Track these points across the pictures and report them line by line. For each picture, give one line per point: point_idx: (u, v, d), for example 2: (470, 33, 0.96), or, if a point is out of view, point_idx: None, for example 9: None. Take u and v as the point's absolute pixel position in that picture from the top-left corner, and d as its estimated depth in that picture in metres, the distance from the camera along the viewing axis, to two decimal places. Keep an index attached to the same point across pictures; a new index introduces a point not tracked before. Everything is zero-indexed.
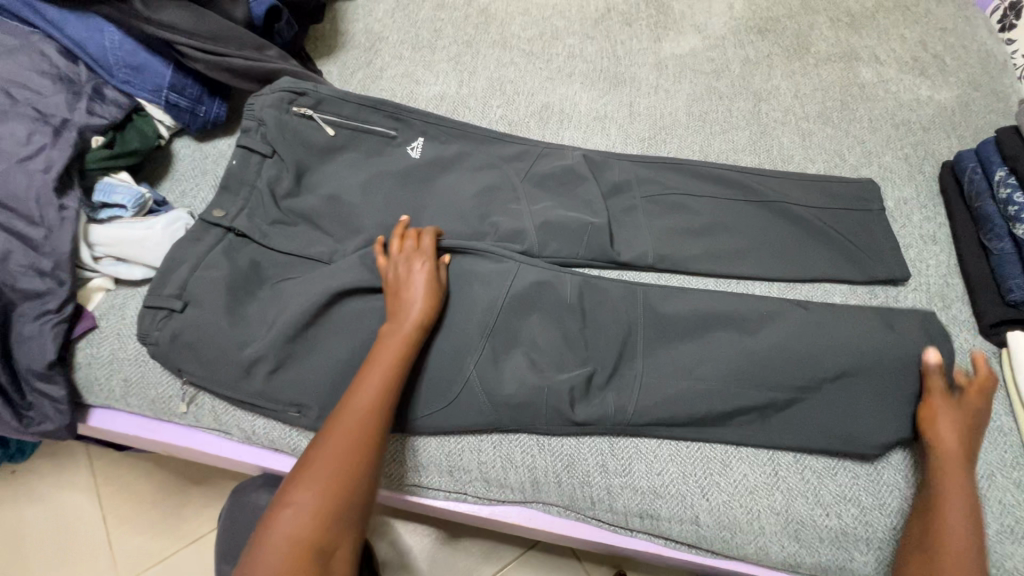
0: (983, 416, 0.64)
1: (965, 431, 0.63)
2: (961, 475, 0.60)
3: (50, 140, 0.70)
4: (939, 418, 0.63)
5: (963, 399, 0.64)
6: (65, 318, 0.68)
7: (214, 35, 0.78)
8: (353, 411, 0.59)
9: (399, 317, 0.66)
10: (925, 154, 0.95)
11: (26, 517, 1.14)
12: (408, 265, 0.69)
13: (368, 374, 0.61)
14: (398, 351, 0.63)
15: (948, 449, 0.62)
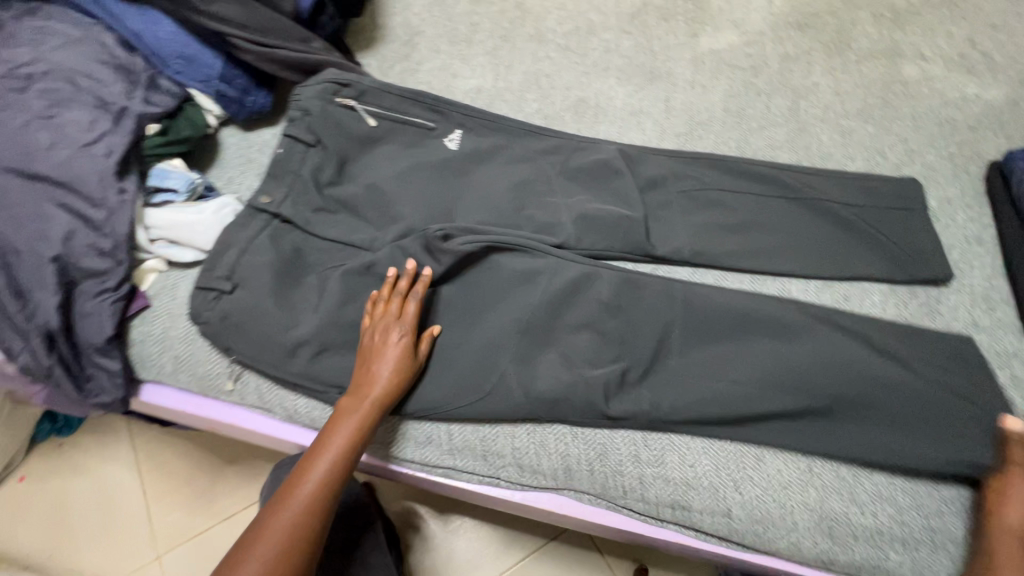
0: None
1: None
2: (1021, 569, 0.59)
3: (111, 126, 0.73)
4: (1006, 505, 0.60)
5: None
6: (122, 296, 0.71)
7: (264, 28, 0.80)
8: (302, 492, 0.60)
9: (361, 387, 0.65)
10: (971, 153, 0.92)
11: (71, 487, 1.20)
12: (383, 332, 0.67)
13: (320, 451, 0.62)
14: (353, 429, 0.63)
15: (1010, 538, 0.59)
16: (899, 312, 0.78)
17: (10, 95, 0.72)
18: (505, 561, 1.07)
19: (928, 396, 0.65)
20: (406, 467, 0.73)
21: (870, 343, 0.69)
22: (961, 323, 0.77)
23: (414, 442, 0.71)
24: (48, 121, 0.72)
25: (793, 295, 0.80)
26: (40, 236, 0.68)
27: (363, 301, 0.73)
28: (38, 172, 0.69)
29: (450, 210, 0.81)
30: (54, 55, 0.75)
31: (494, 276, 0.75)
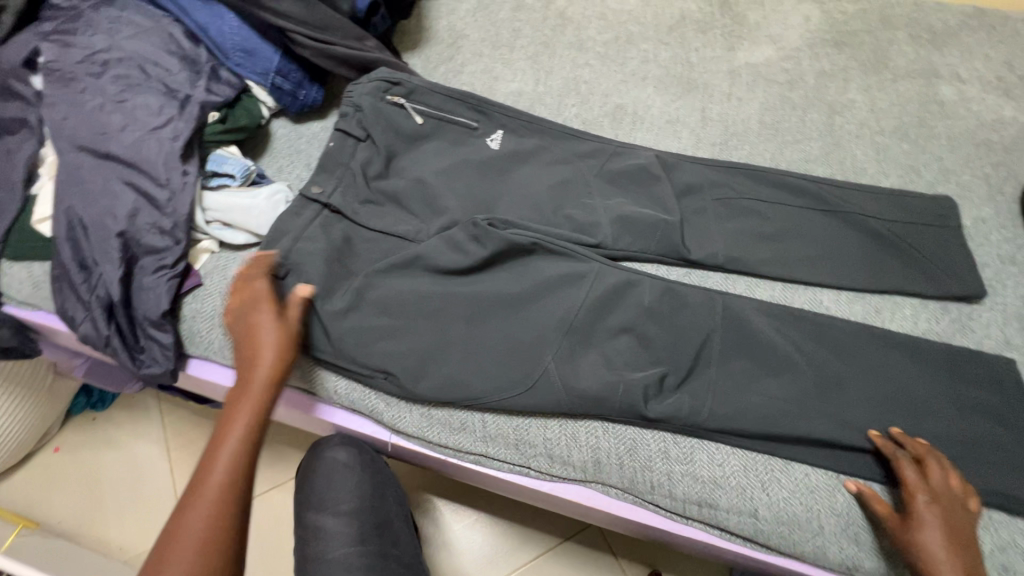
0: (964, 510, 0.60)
1: (954, 540, 0.58)
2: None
3: (177, 112, 0.77)
4: (920, 538, 0.59)
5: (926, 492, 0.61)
6: (178, 274, 0.74)
7: (322, 25, 0.85)
8: (208, 485, 0.59)
9: (250, 371, 0.66)
10: (1006, 174, 0.93)
11: (102, 460, 1.23)
12: (249, 311, 0.67)
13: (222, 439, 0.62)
14: (251, 411, 0.64)
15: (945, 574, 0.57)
16: (932, 326, 0.79)
17: (89, 80, 0.78)
18: (520, 558, 1.08)
19: (957, 416, 0.68)
20: (440, 452, 0.75)
21: (900, 361, 0.72)
22: (993, 340, 0.77)
23: (451, 428, 0.73)
24: (120, 105, 0.77)
25: (825, 304, 0.81)
26: (108, 211, 0.72)
27: (405, 289, 0.76)
28: (109, 152, 0.74)
29: (491, 206, 0.84)
30: (128, 44, 0.80)
31: (541, 275, 0.77)
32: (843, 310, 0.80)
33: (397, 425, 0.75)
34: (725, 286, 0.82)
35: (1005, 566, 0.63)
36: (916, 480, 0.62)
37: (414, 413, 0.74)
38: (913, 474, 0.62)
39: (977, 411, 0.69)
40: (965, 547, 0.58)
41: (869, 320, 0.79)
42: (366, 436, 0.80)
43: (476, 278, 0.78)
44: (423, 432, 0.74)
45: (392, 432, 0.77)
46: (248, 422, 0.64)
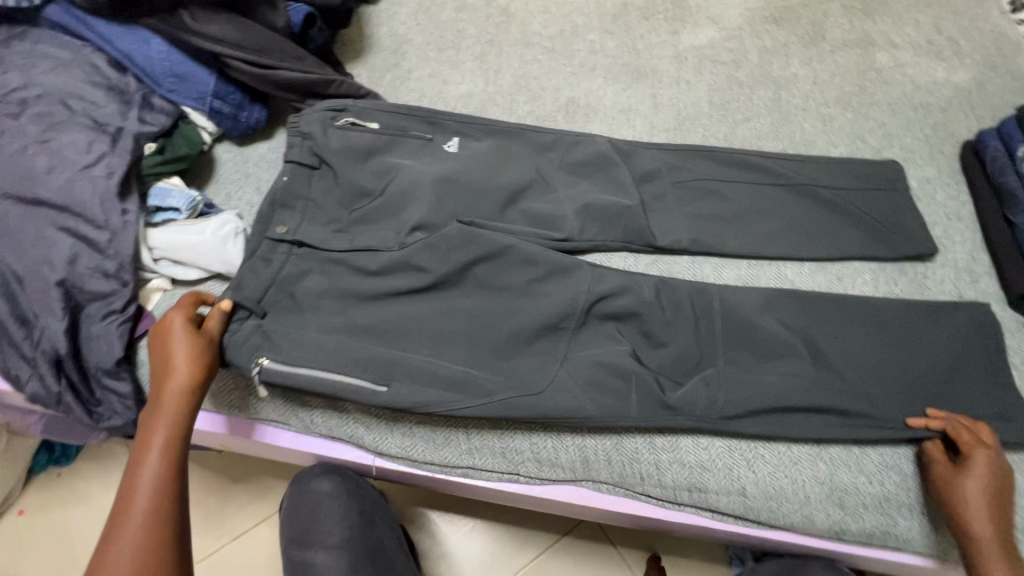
0: (999, 455, 0.64)
1: (993, 490, 0.62)
2: (997, 545, 0.60)
3: (108, 147, 0.73)
4: (967, 487, 0.62)
5: (980, 462, 0.63)
6: (129, 317, 0.70)
7: (260, 47, 0.81)
8: (145, 485, 0.58)
9: (167, 334, 0.66)
10: (945, 134, 0.97)
11: (75, 517, 1.17)
12: (169, 325, 0.66)
13: (149, 433, 0.61)
14: (167, 438, 0.61)
15: (983, 527, 0.60)
16: (891, 288, 0.81)
17: (7, 121, 0.73)
18: (519, 560, 1.07)
19: (928, 373, 0.71)
20: (426, 471, 0.73)
21: (871, 320, 0.75)
22: (948, 295, 0.80)
23: (435, 443, 0.71)
24: (44, 144, 0.72)
25: (789, 278, 0.82)
26: (44, 260, 0.68)
27: (379, 314, 0.74)
28: (37, 196, 0.70)
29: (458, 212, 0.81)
30: (47, 79, 0.76)
31: (509, 283, 0.76)
32: (807, 281, 0.82)
33: (381, 448, 0.72)
34: (693, 271, 0.82)
35: None
36: (971, 438, 0.64)
37: (406, 436, 0.72)
38: (962, 429, 0.65)
39: (950, 374, 0.72)
40: (1001, 501, 0.62)
41: (832, 288, 0.81)
42: (346, 461, 0.76)
43: (447, 293, 0.76)
44: (408, 451, 0.72)
45: (375, 455, 0.74)
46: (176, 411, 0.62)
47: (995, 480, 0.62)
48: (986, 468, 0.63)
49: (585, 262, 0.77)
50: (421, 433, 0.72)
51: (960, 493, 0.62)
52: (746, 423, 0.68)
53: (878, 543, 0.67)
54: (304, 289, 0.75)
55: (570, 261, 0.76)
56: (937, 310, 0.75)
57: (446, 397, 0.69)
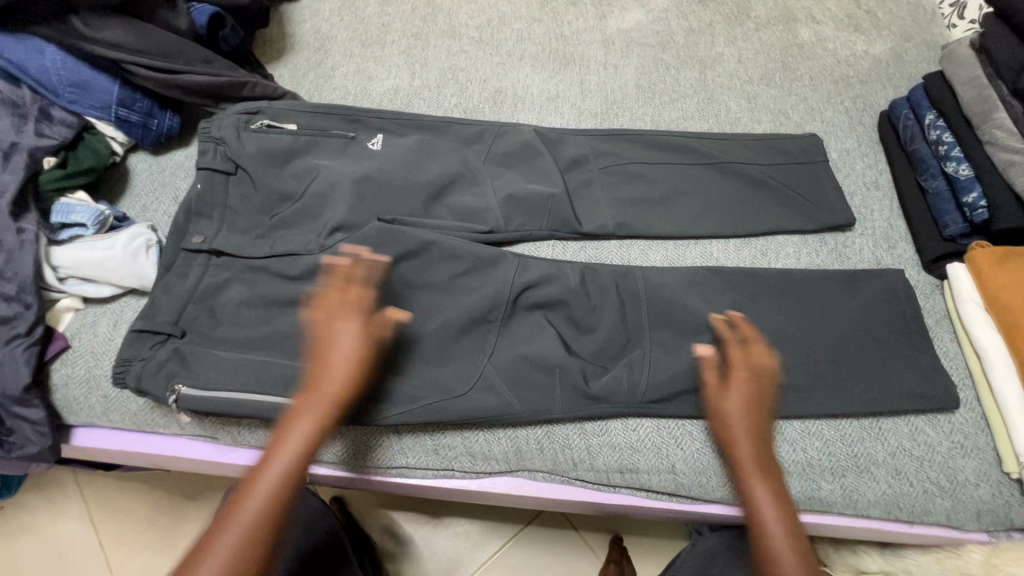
0: (762, 378, 0.62)
1: (750, 409, 0.60)
2: (762, 461, 0.59)
3: (1, 165, 0.70)
4: (724, 402, 0.61)
5: (752, 381, 0.62)
6: (36, 341, 0.67)
7: (162, 51, 0.78)
8: (250, 513, 0.51)
9: (331, 335, 0.58)
10: (864, 106, 0.99)
11: (18, 550, 1.11)
12: (337, 326, 0.59)
13: (274, 455, 0.54)
14: (291, 463, 0.54)
15: (745, 443, 0.59)
16: (814, 259, 0.83)
17: None
18: (481, 555, 1.05)
19: (843, 342, 0.74)
20: (362, 474, 0.72)
21: (791, 294, 0.77)
22: (867, 263, 0.83)
23: (368, 445, 0.70)
24: None
25: (715, 255, 0.83)
26: None
27: (302, 320, 0.72)
28: None
29: (381, 209, 0.79)
30: None
31: (436, 279, 0.75)
32: (732, 258, 0.83)
33: (314, 456, 0.71)
34: (622, 254, 0.83)
35: (896, 469, 0.69)
36: (738, 359, 0.64)
37: (339, 443, 0.70)
38: (733, 347, 0.65)
39: (866, 341, 0.74)
40: (763, 425, 0.60)
41: (757, 263, 0.83)
42: None
43: (373, 293, 0.75)
44: (340, 456, 0.71)
45: (309, 462, 0.72)
46: (310, 432, 0.56)
47: (763, 402, 0.61)
48: (747, 386, 0.61)
49: (511, 252, 0.77)
50: (355, 439, 0.70)
51: (718, 409, 0.61)
52: (671, 404, 0.70)
53: (805, 508, 0.69)
54: (224, 300, 0.73)
55: (495, 253, 0.76)
56: (852, 279, 0.78)
57: (372, 398, 0.68)
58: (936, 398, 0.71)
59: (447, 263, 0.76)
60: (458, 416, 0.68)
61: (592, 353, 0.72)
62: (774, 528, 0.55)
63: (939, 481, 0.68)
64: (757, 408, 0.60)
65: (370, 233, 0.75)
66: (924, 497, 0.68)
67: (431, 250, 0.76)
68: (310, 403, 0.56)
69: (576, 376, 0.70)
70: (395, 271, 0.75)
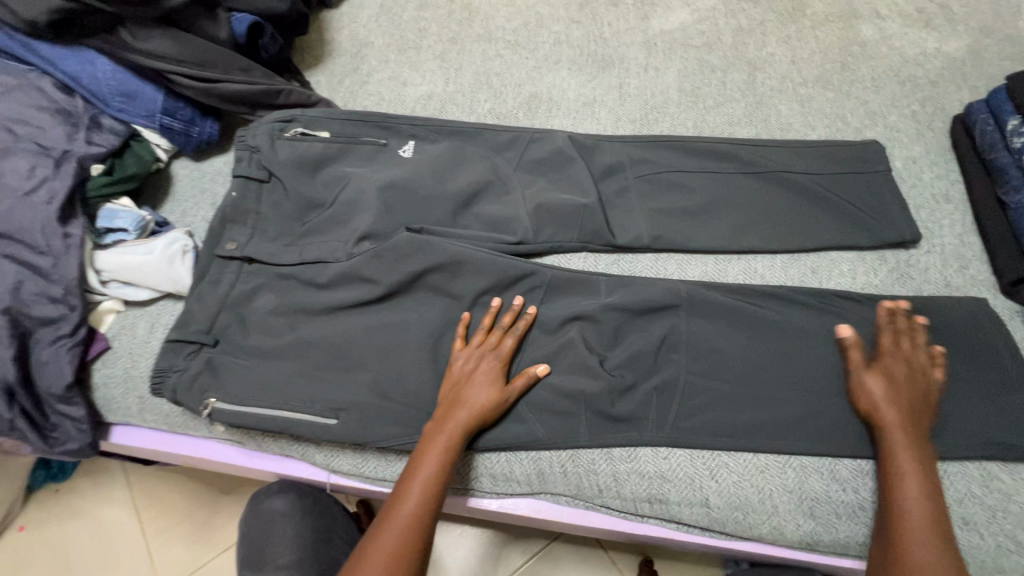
0: (925, 364, 0.65)
1: (898, 390, 0.63)
2: (914, 445, 0.60)
3: (52, 171, 0.72)
4: (869, 381, 0.64)
5: (902, 367, 0.64)
6: (79, 341, 0.70)
7: (203, 61, 0.80)
8: (399, 525, 0.57)
9: (468, 373, 0.67)
10: (934, 109, 0.91)
11: (66, 531, 1.17)
12: (476, 363, 0.67)
13: (411, 478, 0.60)
14: (426, 485, 0.60)
15: (891, 420, 0.61)
16: (870, 278, 0.76)
17: None
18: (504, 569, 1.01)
19: None
20: (381, 487, 0.71)
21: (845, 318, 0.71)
22: (934, 285, 0.75)
23: (389, 458, 0.69)
24: None
25: (760, 272, 0.77)
26: None
27: (327, 329, 0.72)
28: None
29: (409, 219, 0.78)
30: None
31: (462, 292, 0.73)
32: (778, 275, 0.77)
33: (335, 468, 0.70)
34: (657, 267, 0.79)
35: (964, 518, 0.62)
36: (889, 344, 0.66)
37: (360, 456, 0.69)
38: (890, 334, 0.67)
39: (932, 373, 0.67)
40: (918, 409, 0.62)
41: (806, 282, 0.76)
42: (302, 479, 0.74)
43: (398, 304, 0.74)
44: (360, 469, 0.69)
45: (329, 472, 0.71)
46: (442, 457, 0.61)
47: (914, 387, 0.63)
48: (899, 369, 0.64)
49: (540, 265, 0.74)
50: (375, 453, 0.69)
51: (861, 387, 0.64)
52: (703, 434, 0.66)
53: (854, 553, 0.63)
54: (253, 307, 0.73)
55: (524, 267, 0.74)
56: (913, 307, 0.71)
57: (394, 413, 0.67)
58: (1012, 446, 0.64)
59: (473, 276, 0.73)
60: (479, 439, 0.67)
61: (627, 373, 0.69)
62: (915, 507, 0.57)
63: (1016, 536, 0.61)
64: (916, 391, 0.63)
65: (397, 243, 0.74)
66: (997, 552, 0.60)
67: (457, 263, 0.73)
68: (439, 434, 0.63)
69: (603, 400, 0.67)
70: (420, 283, 0.74)
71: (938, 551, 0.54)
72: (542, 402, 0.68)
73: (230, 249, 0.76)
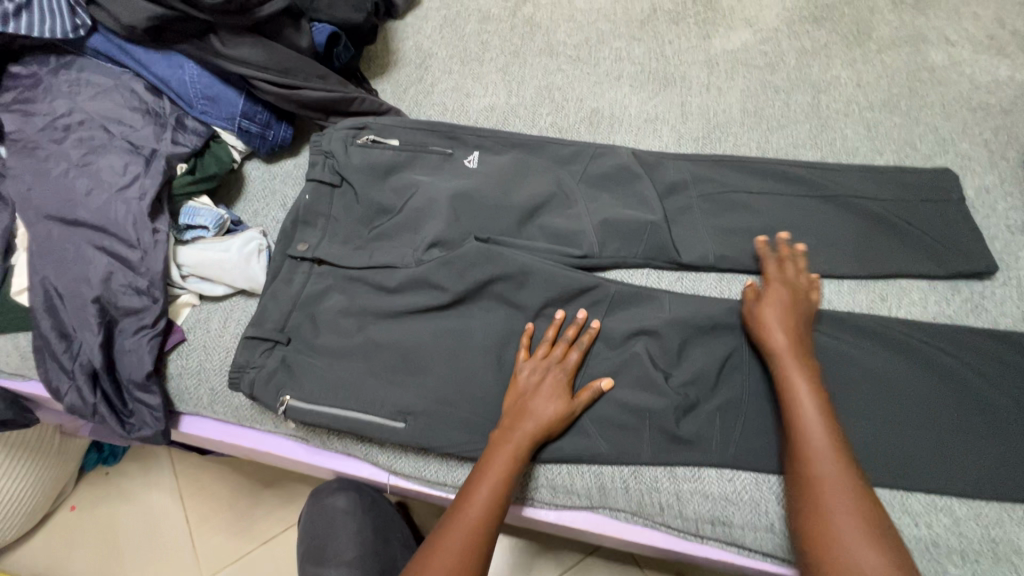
0: (801, 294, 0.70)
1: (784, 314, 0.68)
2: (804, 368, 0.64)
3: (143, 169, 0.76)
4: (757, 306, 0.69)
5: (784, 292, 0.69)
6: (159, 332, 0.73)
7: (285, 68, 0.84)
8: (465, 528, 0.58)
9: (533, 385, 0.67)
10: (1008, 138, 0.89)
11: (116, 512, 1.20)
12: (541, 375, 0.68)
13: (477, 484, 0.61)
14: (492, 493, 0.60)
15: (775, 340, 0.66)
16: (942, 309, 0.75)
17: (51, 146, 0.77)
18: None
19: (979, 407, 0.67)
20: (440, 491, 0.72)
21: (916, 349, 0.70)
22: (1011, 317, 0.73)
23: (450, 463, 0.70)
24: (85, 168, 0.75)
25: (827, 296, 0.77)
26: (82, 279, 0.71)
27: (395, 333, 0.73)
28: (76, 218, 0.73)
29: (477, 229, 0.79)
30: (90, 106, 0.79)
31: (527, 303, 0.74)
32: (846, 300, 0.76)
33: (396, 470, 0.71)
34: (721, 288, 0.78)
35: None
36: (774, 273, 0.72)
37: (421, 460, 0.71)
38: (772, 266, 0.73)
39: (1008, 409, 0.66)
40: (796, 331, 0.67)
41: (875, 308, 0.75)
42: (362, 478, 0.76)
43: (464, 312, 0.75)
44: (421, 472, 0.71)
45: (389, 473, 0.73)
46: (507, 467, 0.62)
47: (794, 313, 0.68)
48: (777, 298, 0.69)
49: (605, 280, 0.75)
50: (436, 457, 0.70)
51: (753, 312, 0.69)
52: (771, 459, 0.65)
53: None
54: (324, 308, 0.76)
55: (590, 281, 0.74)
56: (985, 341, 0.70)
57: (459, 420, 0.68)
58: None
59: (539, 288, 0.74)
60: (543, 451, 0.67)
61: (694, 391, 0.69)
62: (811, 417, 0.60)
63: None
64: (798, 318, 0.68)
65: (467, 252, 0.75)
66: None
67: (524, 274, 0.75)
68: (505, 445, 0.63)
69: (669, 419, 0.67)
70: (486, 292, 0.75)
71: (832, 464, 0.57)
72: (607, 417, 0.68)
73: (302, 250, 0.78)
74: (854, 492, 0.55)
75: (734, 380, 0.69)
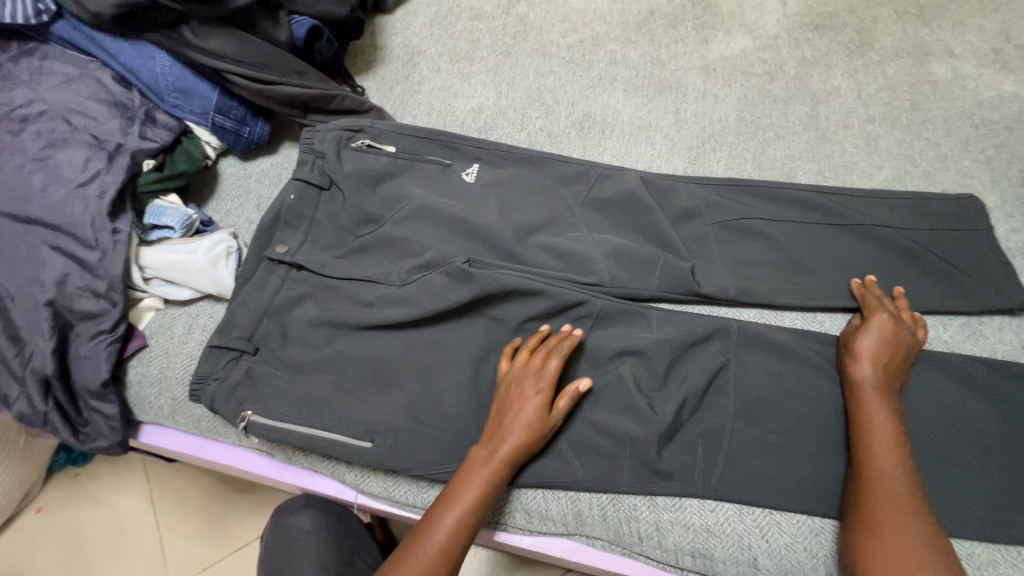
0: (904, 329, 0.67)
1: (883, 345, 0.65)
2: (889, 401, 0.62)
3: (104, 165, 0.72)
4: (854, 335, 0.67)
5: (886, 324, 0.66)
6: (118, 337, 0.69)
7: (261, 62, 0.79)
8: (430, 554, 0.54)
9: (512, 399, 0.63)
10: (1011, 156, 0.86)
11: (82, 515, 1.16)
12: (520, 388, 0.64)
13: (448, 506, 0.57)
14: (463, 518, 0.57)
15: (867, 371, 0.63)
16: (937, 334, 0.73)
17: (8, 138, 0.73)
18: None
19: (974, 441, 0.64)
20: (410, 512, 0.68)
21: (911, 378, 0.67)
22: (1009, 346, 0.71)
23: (420, 484, 0.67)
24: (42, 162, 0.71)
25: (819, 318, 0.75)
26: (36, 280, 0.67)
27: (368, 346, 0.70)
28: (32, 216, 0.69)
29: (459, 238, 0.76)
30: (51, 96, 0.75)
31: (508, 318, 0.71)
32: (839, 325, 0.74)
33: (364, 489, 0.68)
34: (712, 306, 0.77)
35: None
36: (875, 305, 0.69)
37: (390, 479, 0.67)
38: (871, 300, 0.70)
39: (1003, 444, 0.64)
40: (895, 367, 0.64)
41: None
42: (329, 496, 0.72)
43: (441, 325, 0.71)
44: (390, 493, 0.67)
45: (357, 492, 0.69)
46: (481, 489, 0.58)
47: (895, 347, 0.65)
48: (877, 329, 0.66)
49: (590, 296, 0.71)
50: (406, 479, 0.67)
51: (852, 340, 0.67)
52: (755, 491, 0.62)
53: None
54: (294, 318, 0.72)
55: (574, 296, 0.71)
56: (984, 372, 0.67)
57: (430, 441, 0.65)
58: None
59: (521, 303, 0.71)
60: (518, 476, 0.64)
61: (680, 416, 0.65)
62: (884, 450, 0.58)
63: None
64: (897, 352, 0.65)
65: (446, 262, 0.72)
66: None
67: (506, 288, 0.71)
68: (479, 464, 0.60)
69: (651, 446, 0.64)
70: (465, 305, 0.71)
71: (905, 498, 0.55)
72: (586, 441, 0.65)
73: (279, 253, 0.74)
74: (925, 527, 0.53)
75: (720, 405, 0.66)
